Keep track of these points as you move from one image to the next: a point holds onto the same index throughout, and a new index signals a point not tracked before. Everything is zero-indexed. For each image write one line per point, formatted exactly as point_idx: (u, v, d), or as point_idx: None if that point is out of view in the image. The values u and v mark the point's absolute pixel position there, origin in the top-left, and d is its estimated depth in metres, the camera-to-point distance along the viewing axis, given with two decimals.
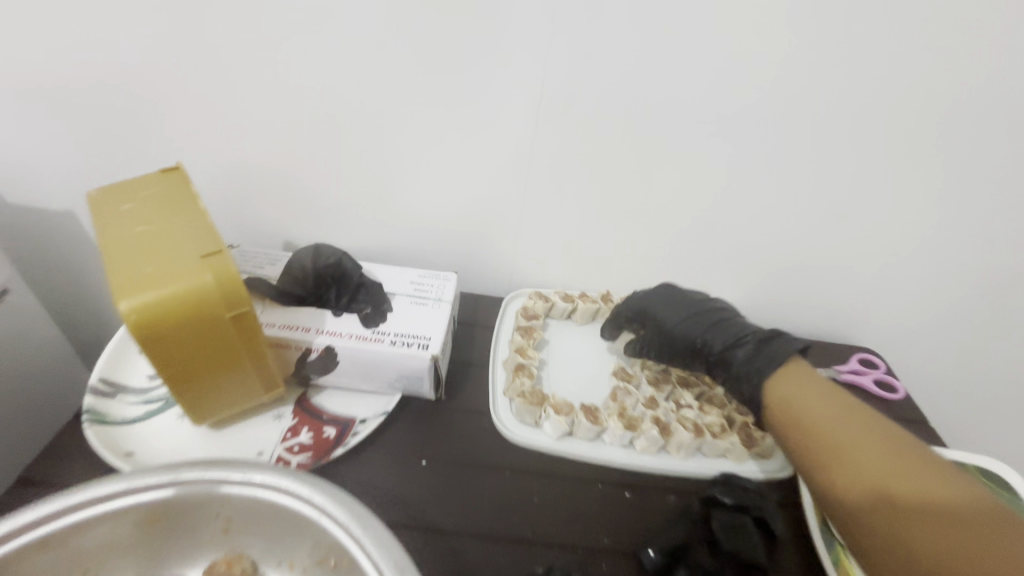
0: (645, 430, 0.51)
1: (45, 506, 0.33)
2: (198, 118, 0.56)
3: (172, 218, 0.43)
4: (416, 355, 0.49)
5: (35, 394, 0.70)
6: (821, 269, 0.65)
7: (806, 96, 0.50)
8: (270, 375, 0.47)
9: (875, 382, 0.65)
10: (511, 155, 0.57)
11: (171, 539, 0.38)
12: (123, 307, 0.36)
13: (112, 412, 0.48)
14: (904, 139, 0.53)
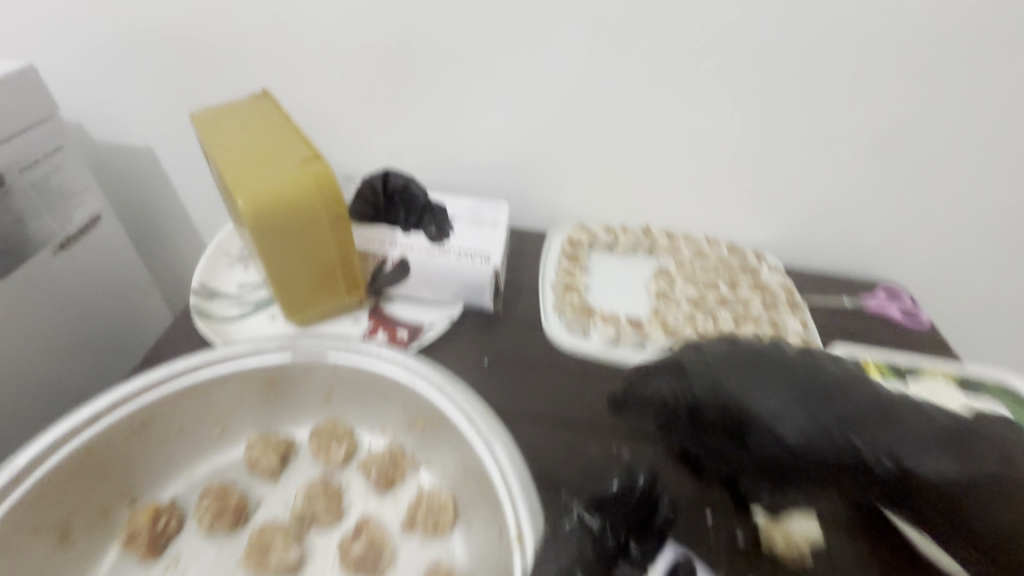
0: (685, 339, 0.56)
1: (190, 360, 0.39)
2: (270, 53, 0.60)
3: (268, 132, 0.48)
4: (479, 266, 0.55)
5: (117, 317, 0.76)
6: (857, 207, 0.67)
7: (850, 22, 0.53)
8: (352, 279, 0.53)
9: (902, 313, 0.68)
10: (561, 86, 0.60)
11: (284, 404, 0.43)
12: (241, 203, 0.42)
13: (211, 313, 0.54)
14: (945, 66, 0.55)
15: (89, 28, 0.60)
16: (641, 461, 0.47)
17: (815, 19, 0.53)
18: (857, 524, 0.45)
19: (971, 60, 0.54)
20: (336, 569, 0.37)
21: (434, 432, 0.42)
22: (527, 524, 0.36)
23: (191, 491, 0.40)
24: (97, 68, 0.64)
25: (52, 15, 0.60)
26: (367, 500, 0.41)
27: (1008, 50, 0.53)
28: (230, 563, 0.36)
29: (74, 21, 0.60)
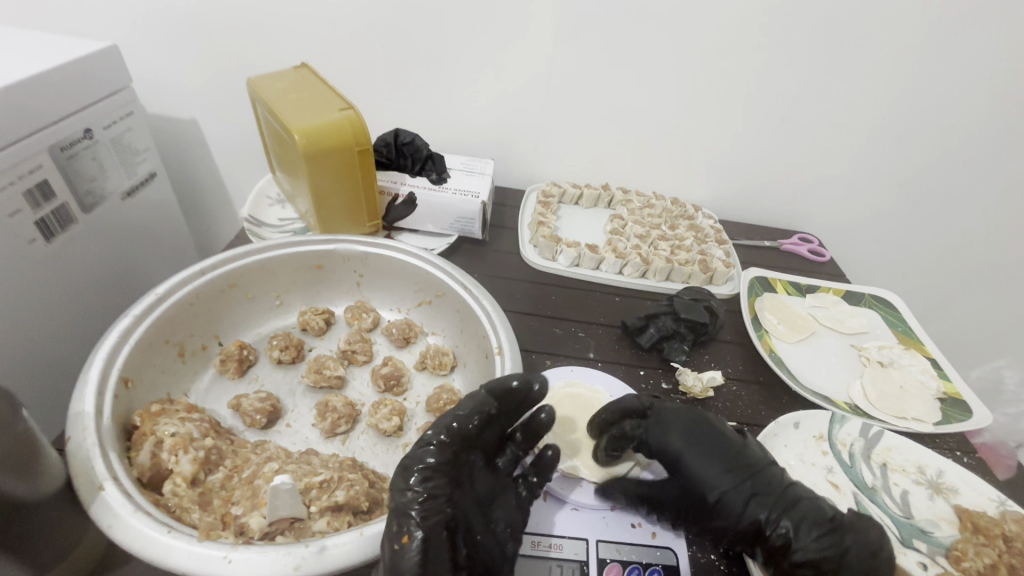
0: (631, 260, 0.72)
1: (264, 242, 0.54)
2: (301, 38, 0.75)
3: (312, 92, 0.63)
4: (471, 200, 0.70)
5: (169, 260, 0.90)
6: (771, 166, 0.84)
7: (757, 22, 0.69)
8: (373, 208, 0.67)
9: (810, 251, 0.85)
10: (534, 67, 0.75)
11: (326, 286, 0.59)
12: (297, 135, 0.56)
13: (261, 236, 0.69)
14: (831, 56, 0.71)
15: (151, 18, 0.74)
16: (594, 338, 0.63)
17: (731, 19, 0.69)
18: (751, 378, 0.61)
19: (851, 51, 0.70)
20: (369, 389, 0.51)
21: (439, 304, 0.57)
22: (505, 340, 0.49)
23: (261, 340, 0.54)
24: (155, 50, 0.77)
25: (121, 7, 0.73)
26: (390, 349, 0.56)
27: (877, 44, 0.69)
28: (294, 380, 0.51)
29: (140, 11, 0.73)
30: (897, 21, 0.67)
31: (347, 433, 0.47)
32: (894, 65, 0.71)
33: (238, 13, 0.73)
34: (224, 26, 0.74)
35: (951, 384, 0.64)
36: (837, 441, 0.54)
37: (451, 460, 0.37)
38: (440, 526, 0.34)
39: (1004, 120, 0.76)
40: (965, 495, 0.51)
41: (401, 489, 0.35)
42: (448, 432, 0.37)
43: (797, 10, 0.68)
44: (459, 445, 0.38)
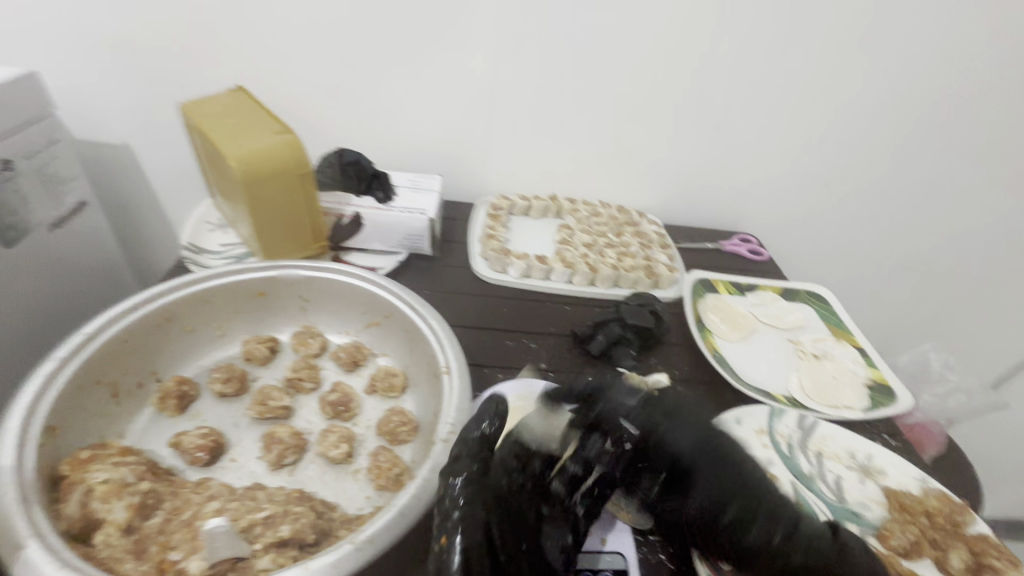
0: (580, 269, 0.73)
1: (202, 273, 0.53)
2: (237, 60, 0.73)
3: (249, 116, 0.62)
4: (418, 217, 0.70)
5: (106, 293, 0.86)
6: (708, 170, 0.88)
7: (685, 34, 0.73)
8: (319, 230, 0.66)
9: (750, 251, 0.89)
10: (475, 82, 0.77)
11: (270, 313, 0.58)
12: (234, 162, 0.55)
13: (201, 262, 0.67)
14: (755, 65, 0.75)
15: (74, 40, 0.71)
16: (545, 348, 0.64)
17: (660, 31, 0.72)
18: (696, 378, 0.63)
19: (772, 59, 0.75)
20: (317, 416, 0.51)
21: (387, 325, 0.57)
22: (453, 359, 0.49)
23: (203, 373, 0.53)
24: (80, 73, 0.74)
25: (41, 30, 0.70)
26: (339, 374, 0.55)
27: (795, 52, 0.74)
28: (239, 413, 0.49)
29: (61, 35, 0.71)
30: (811, 30, 0.72)
31: (295, 464, 0.46)
32: (812, 72, 0.76)
33: (167, 35, 0.71)
34: (153, 48, 0.72)
35: (879, 371, 0.68)
36: (777, 434, 0.57)
37: (487, 462, 0.39)
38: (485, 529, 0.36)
39: (912, 119, 0.82)
40: (892, 476, 0.54)
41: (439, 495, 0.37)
42: (480, 438, 0.41)
43: (721, 22, 0.72)
44: (489, 453, 0.40)
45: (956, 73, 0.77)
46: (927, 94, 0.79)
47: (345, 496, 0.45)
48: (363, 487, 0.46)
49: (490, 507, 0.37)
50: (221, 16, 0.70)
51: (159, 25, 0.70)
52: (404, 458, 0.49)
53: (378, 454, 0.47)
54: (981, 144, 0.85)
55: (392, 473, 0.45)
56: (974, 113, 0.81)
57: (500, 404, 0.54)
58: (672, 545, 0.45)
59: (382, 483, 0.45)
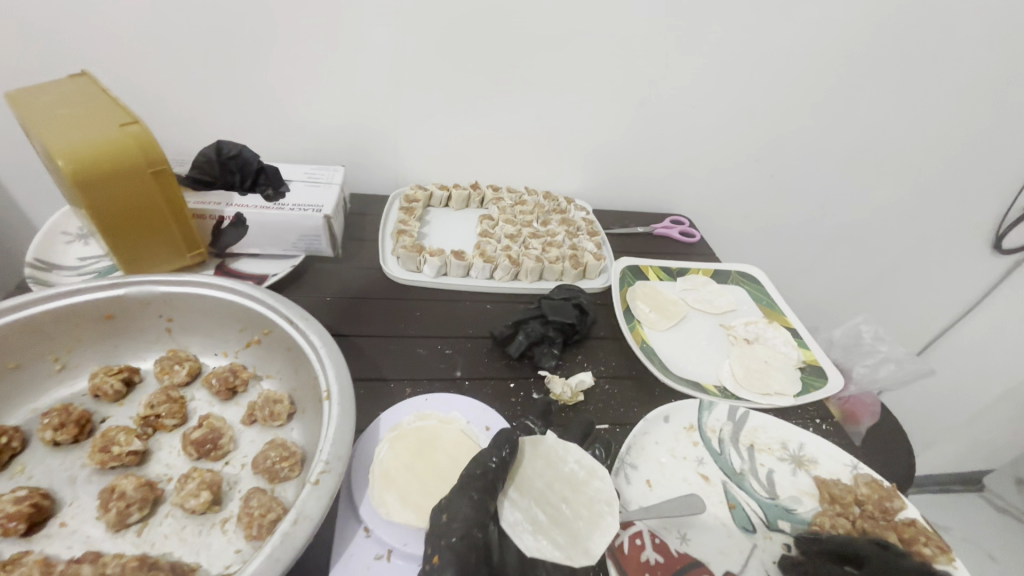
0: (500, 263, 0.67)
1: (23, 296, 0.43)
2: (80, 42, 0.62)
3: (88, 106, 0.52)
4: (312, 215, 0.62)
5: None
6: (635, 151, 0.83)
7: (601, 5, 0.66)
8: (188, 234, 0.58)
9: (681, 233, 0.86)
10: (373, 62, 0.68)
11: (125, 338, 0.49)
12: (60, 161, 0.46)
13: (51, 282, 0.57)
14: (677, 37, 0.70)
15: None
16: (461, 353, 0.58)
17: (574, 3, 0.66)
18: (623, 374, 0.59)
19: (695, 31, 0.70)
20: (180, 458, 0.43)
21: (269, 343, 0.50)
22: (335, 381, 0.43)
23: (35, 419, 0.44)
24: None
25: None
26: (211, 405, 0.48)
27: (717, 23, 0.70)
28: (77, 464, 0.41)
29: None
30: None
31: (145, 521, 0.39)
32: (736, 44, 0.72)
33: None
34: None
35: (809, 352, 0.66)
36: (707, 430, 0.54)
37: (490, 490, 0.40)
38: (473, 552, 0.37)
39: (837, 91, 0.80)
40: (823, 465, 0.52)
41: (433, 521, 0.38)
42: (482, 471, 0.41)
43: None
44: (493, 488, 0.40)
45: (879, 43, 0.75)
46: (851, 66, 0.77)
47: (207, 554, 0.38)
48: (232, 540, 0.39)
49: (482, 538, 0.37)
50: None
51: None
52: (285, 498, 0.42)
53: (250, 499, 0.40)
54: (903, 115, 0.84)
55: (265, 520, 0.39)
56: (896, 83, 0.80)
57: (400, 425, 0.47)
58: (592, 567, 0.41)
59: (253, 534, 0.38)
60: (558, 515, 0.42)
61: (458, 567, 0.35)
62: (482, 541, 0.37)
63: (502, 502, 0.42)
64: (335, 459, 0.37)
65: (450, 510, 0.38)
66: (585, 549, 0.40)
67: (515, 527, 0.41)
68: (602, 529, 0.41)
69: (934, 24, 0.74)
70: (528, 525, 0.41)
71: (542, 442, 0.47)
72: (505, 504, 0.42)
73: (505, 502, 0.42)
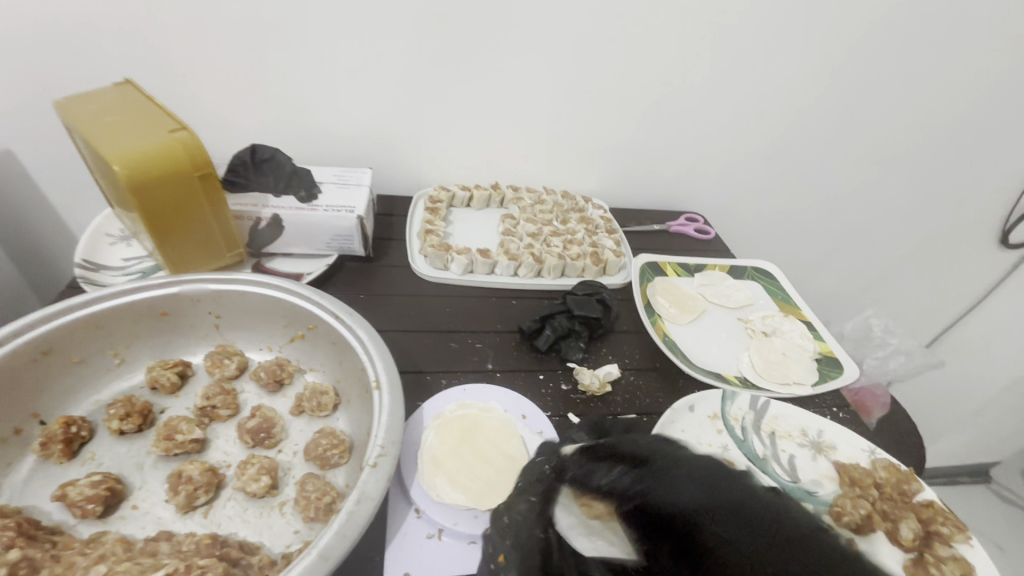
0: (525, 260, 0.70)
1: (87, 295, 0.46)
2: (121, 52, 0.65)
3: (135, 113, 0.54)
4: (345, 216, 0.64)
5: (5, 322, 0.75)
6: (651, 150, 0.86)
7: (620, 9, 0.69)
8: (229, 234, 0.60)
9: (696, 230, 0.88)
10: (399, 68, 0.71)
11: (177, 334, 0.52)
12: (116, 166, 0.48)
13: (99, 281, 0.59)
14: (693, 38, 0.72)
15: None
16: (491, 347, 0.61)
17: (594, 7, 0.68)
18: (648, 366, 0.62)
19: (710, 32, 0.72)
20: (236, 446, 0.46)
21: (313, 338, 0.52)
22: (383, 372, 0.45)
23: (99, 411, 0.46)
24: None
25: None
26: (261, 396, 0.50)
27: (732, 24, 0.72)
28: (143, 452, 0.44)
29: None
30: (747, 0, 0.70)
31: (210, 504, 0.41)
32: (750, 44, 0.74)
33: (30, 28, 0.61)
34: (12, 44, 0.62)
35: (825, 344, 0.68)
36: (730, 418, 0.56)
37: (547, 496, 0.42)
38: (537, 549, 0.38)
39: (847, 91, 0.82)
40: (842, 450, 0.54)
41: (494, 522, 0.41)
42: (535, 478, 0.43)
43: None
44: (548, 493, 0.42)
45: (889, 42, 0.77)
46: (862, 64, 0.79)
47: (269, 534, 0.40)
48: (291, 521, 0.41)
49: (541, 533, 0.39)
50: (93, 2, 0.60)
51: (15, 17, 0.60)
52: (336, 483, 0.44)
53: (306, 483, 0.43)
54: (911, 111, 0.86)
55: (322, 503, 0.41)
56: (905, 80, 0.82)
57: (442, 415, 0.50)
58: None
59: (311, 515, 0.41)
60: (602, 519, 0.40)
61: (522, 565, 0.37)
62: (543, 541, 0.39)
63: (558, 506, 0.42)
64: (390, 445, 0.40)
65: (510, 512, 0.40)
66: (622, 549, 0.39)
67: (570, 530, 0.40)
68: (636, 532, 0.40)
69: (941, 25, 0.76)
70: (583, 525, 0.40)
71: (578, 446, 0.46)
72: (558, 509, 0.42)
73: (561, 505, 0.42)
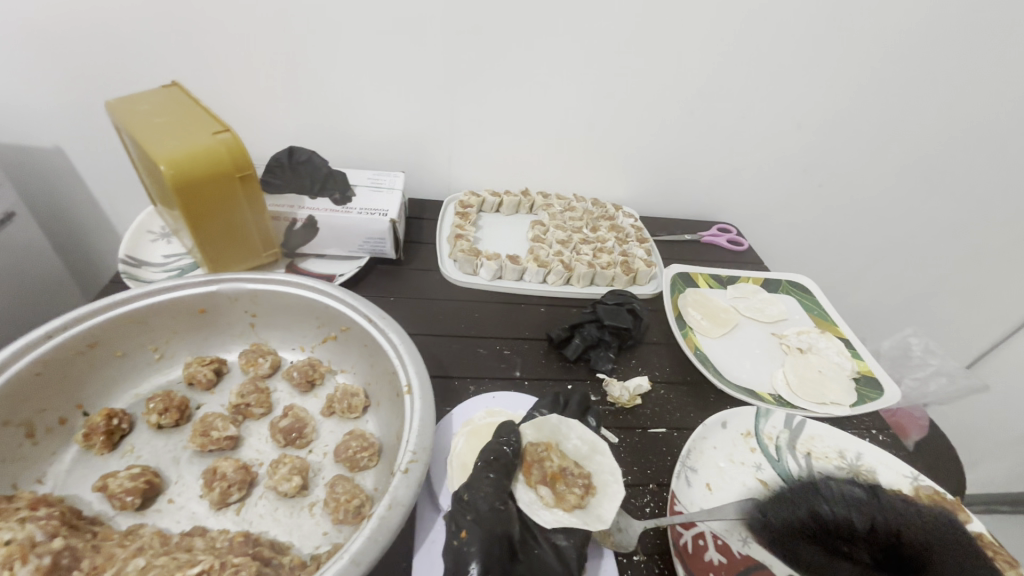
0: (554, 268, 0.69)
1: (131, 290, 0.47)
2: (169, 54, 0.66)
3: (180, 114, 0.55)
4: (378, 219, 0.65)
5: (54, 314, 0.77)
6: (685, 159, 0.84)
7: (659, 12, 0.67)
8: (266, 234, 0.61)
9: (729, 241, 0.86)
10: (436, 74, 0.71)
11: (214, 331, 0.53)
12: (162, 166, 0.49)
13: (140, 276, 0.61)
14: (732, 42, 0.71)
15: None
16: (519, 354, 0.60)
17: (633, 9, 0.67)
18: (678, 380, 0.60)
19: (751, 37, 0.70)
20: (268, 445, 0.46)
21: (345, 339, 0.52)
22: (415, 377, 0.45)
23: (139, 404, 0.48)
24: None
25: None
26: (293, 396, 0.51)
27: (775, 32, 0.70)
28: (179, 446, 0.45)
29: None
30: (791, 5, 0.68)
31: (242, 501, 0.42)
32: (791, 49, 0.72)
33: (86, 30, 0.63)
34: (69, 46, 0.64)
35: (864, 362, 0.66)
36: (764, 436, 0.54)
37: (508, 471, 0.43)
38: (500, 524, 0.39)
39: (891, 101, 0.79)
40: (882, 475, 0.52)
41: (454, 499, 0.41)
42: (496, 455, 0.44)
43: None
44: (508, 470, 0.43)
45: (941, 48, 0.74)
46: (910, 70, 0.76)
47: (298, 534, 0.40)
48: (320, 522, 0.41)
49: (505, 506, 0.40)
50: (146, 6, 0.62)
51: (74, 20, 0.62)
52: (365, 486, 0.44)
53: (335, 485, 0.43)
54: (959, 123, 0.83)
55: (352, 505, 0.41)
56: (955, 88, 0.79)
57: (471, 421, 0.50)
58: (657, 565, 0.43)
59: (341, 517, 0.41)
60: (568, 497, 0.42)
61: (484, 541, 0.37)
62: (504, 513, 0.40)
63: (517, 485, 0.44)
64: (421, 450, 0.40)
65: (472, 489, 0.41)
66: (599, 516, 0.42)
67: (531, 506, 0.42)
68: (610, 496, 0.43)
69: (995, 35, 0.73)
70: (544, 502, 0.43)
71: (529, 434, 0.48)
72: (518, 486, 0.44)
73: (519, 485, 0.44)
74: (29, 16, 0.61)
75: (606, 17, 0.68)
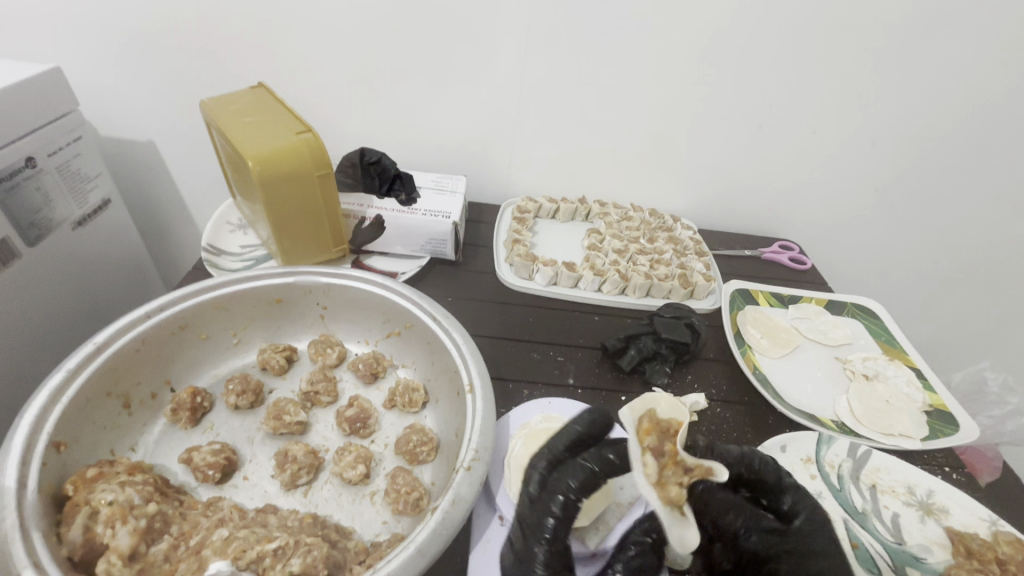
0: (610, 278, 0.69)
1: (218, 278, 0.51)
2: (257, 58, 0.71)
3: (268, 114, 0.59)
4: (441, 221, 0.67)
5: (141, 295, 0.83)
6: (748, 173, 0.83)
7: (734, 21, 0.66)
8: (337, 231, 0.64)
9: (791, 259, 0.84)
10: (502, 81, 0.73)
11: (287, 320, 0.56)
12: (251, 162, 0.52)
13: (219, 264, 0.65)
14: (809, 52, 0.69)
15: (95, 44, 0.69)
16: (573, 362, 0.60)
17: (708, 18, 0.66)
18: (736, 399, 0.59)
19: (829, 47, 0.68)
20: (334, 432, 0.49)
21: (408, 336, 0.54)
22: (476, 377, 0.46)
23: (218, 384, 0.51)
24: (102, 76, 0.72)
25: (63, 37, 0.68)
26: (357, 387, 0.53)
27: (853, 47, 0.68)
28: (253, 427, 0.48)
29: (81, 37, 0.68)
30: (878, 16, 0.65)
31: (309, 484, 0.44)
32: (873, 61, 0.69)
33: (187, 35, 0.68)
34: (171, 49, 0.70)
35: (937, 396, 0.62)
36: (826, 463, 0.52)
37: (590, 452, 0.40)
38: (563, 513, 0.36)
39: (977, 121, 0.75)
40: (955, 516, 0.49)
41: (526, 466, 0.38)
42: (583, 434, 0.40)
43: (774, 7, 0.65)
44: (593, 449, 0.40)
45: None
46: (1005, 86, 0.71)
47: (360, 520, 0.42)
48: (380, 511, 0.43)
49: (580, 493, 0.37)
50: (240, 14, 0.67)
51: (176, 25, 0.67)
52: (423, 479, 0.46)
53: (396, 477, 0.44)
54: None
55: (411, 498, 0.42)
56: None
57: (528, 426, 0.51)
58: None
59: (400, 508, 0.42)
60: (670, 486, 0.34)
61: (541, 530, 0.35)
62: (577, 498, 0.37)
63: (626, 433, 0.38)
64: (483, 449, 0.41)
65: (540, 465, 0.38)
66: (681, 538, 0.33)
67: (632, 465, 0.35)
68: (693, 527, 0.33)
69: None
70: (644, 470, 0.35)
71: (659, 407, 0.40)
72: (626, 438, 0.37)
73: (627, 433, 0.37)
74: (136, 18, 0.67)
75: (679, 25, 0.67)
